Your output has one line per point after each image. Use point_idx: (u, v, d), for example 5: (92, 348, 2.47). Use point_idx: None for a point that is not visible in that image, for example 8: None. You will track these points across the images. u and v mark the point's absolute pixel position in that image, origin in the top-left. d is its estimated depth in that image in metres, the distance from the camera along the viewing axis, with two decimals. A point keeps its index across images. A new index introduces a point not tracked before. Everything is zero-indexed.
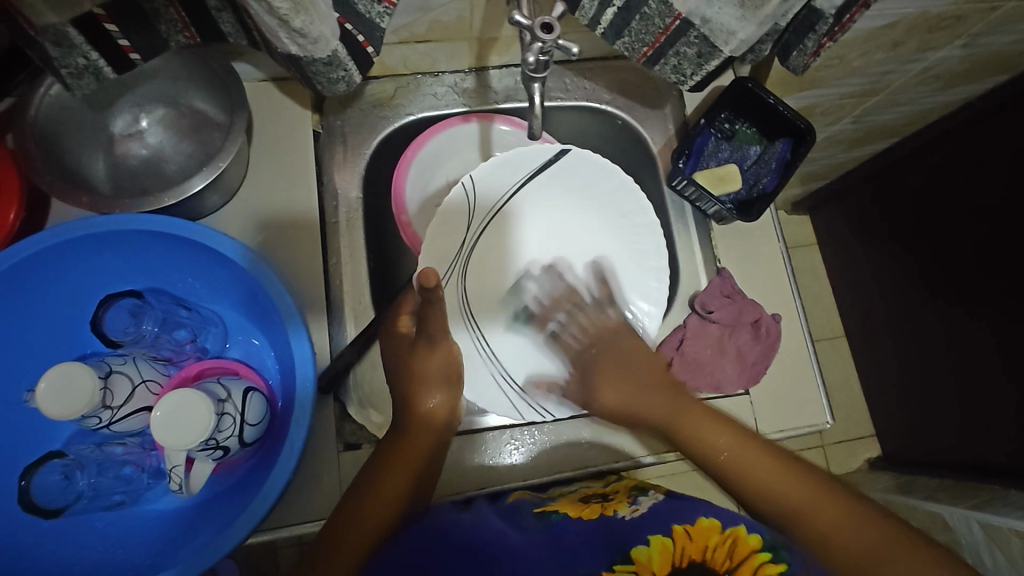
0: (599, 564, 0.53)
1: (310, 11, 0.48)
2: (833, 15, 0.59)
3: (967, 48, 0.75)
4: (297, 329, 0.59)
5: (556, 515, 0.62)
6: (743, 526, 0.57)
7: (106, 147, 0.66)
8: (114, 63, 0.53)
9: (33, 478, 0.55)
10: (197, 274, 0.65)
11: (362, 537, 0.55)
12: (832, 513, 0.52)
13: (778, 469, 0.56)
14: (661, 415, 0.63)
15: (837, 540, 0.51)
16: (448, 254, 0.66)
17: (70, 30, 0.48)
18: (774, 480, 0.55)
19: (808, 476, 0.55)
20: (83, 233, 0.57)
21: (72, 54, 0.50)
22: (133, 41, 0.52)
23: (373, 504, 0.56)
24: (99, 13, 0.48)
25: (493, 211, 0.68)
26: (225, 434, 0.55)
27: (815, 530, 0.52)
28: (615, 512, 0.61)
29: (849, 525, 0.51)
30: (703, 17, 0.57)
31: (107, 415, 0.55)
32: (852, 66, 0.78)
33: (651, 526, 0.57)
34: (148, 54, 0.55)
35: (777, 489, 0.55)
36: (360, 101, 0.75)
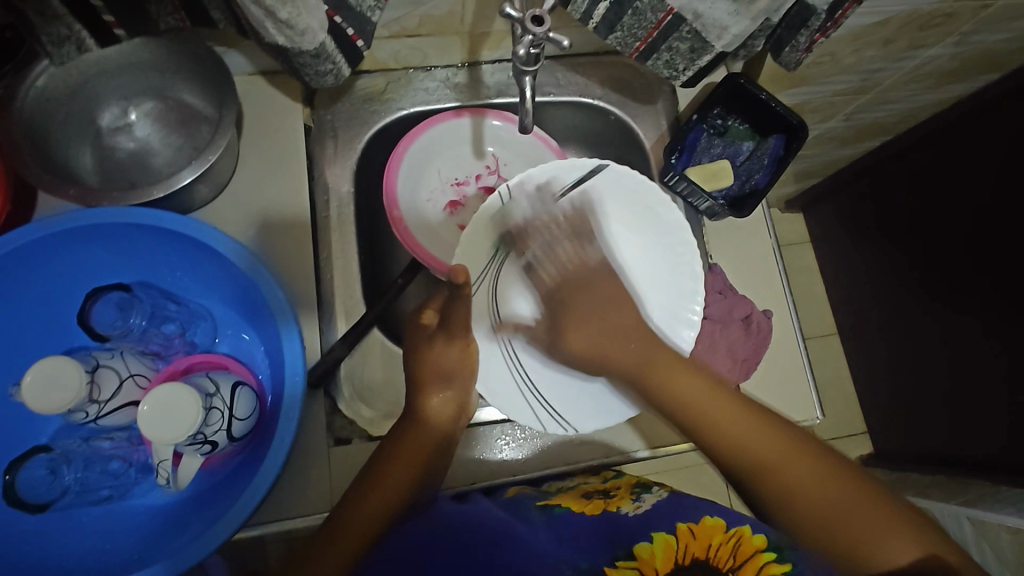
0: (600, 558, 0.53)
1: (296, 2, 0.48)
2: (825, 10, 0.60)
3: (957, 46, 0.76)
4: (289, 329, 0.59)
5: (559, 509, 0.63)
6: (748, 526, 0.56)
7: (93, 140, 0.65)
8: (97, 35, 0.54)
9: (17, 473, 0.56)
10: (185, 268, 0.64)
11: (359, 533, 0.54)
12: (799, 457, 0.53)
13: (747, 416, 0.55)
14: (632, 365, 0.59)
15: (764, 450, 0.53)
16: (479, 264, 0.67)
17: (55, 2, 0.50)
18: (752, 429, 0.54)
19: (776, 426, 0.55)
20: (73, 226, 0.57)
21: (55, 24, 0.52)
22: (122, 19, 0.54)
23: (369, 501, 0.55)
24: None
25: (519, 233, 0.68)
26: (213, 429, 0.55)
27: (783, 478, 0.52)
28: (617, 509, 0.62)
29: (817, 476, 0.52)
30: (694, 12, 0.57)
31: (94, 408, 0.55)
32: (842, 63, 0.78)
33: (656, 524, 0.57)
34: (134, 31, 0.57)
35: (749, 441, 0.54)
36: (350, 95, 0.75)
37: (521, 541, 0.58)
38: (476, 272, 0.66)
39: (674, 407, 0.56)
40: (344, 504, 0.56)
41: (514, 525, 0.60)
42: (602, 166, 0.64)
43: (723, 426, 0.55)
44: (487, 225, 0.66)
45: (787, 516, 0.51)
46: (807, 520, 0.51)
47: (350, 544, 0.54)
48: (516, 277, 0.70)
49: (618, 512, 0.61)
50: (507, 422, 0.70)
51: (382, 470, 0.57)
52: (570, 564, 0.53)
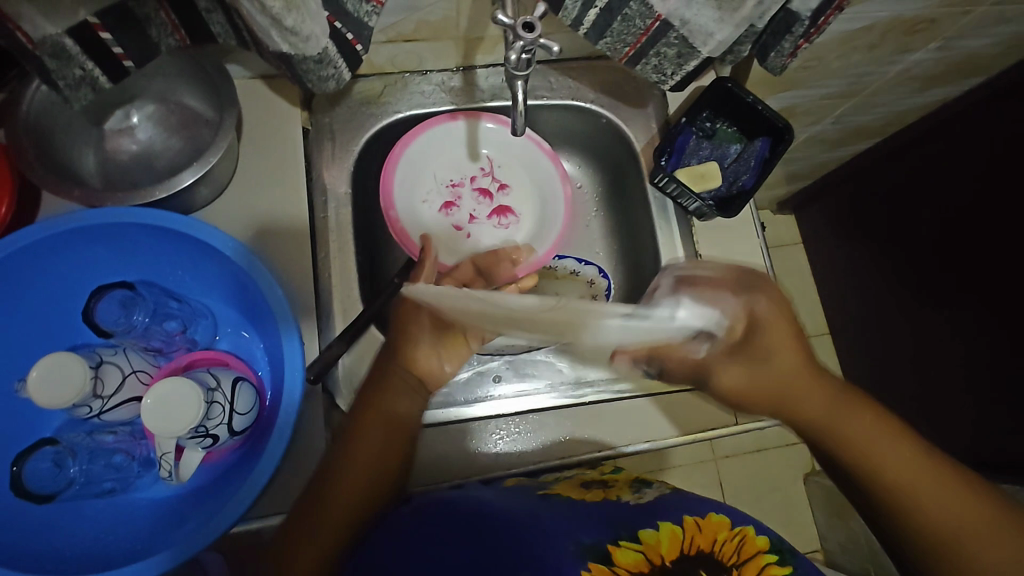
0: (605, 535, 0.55)
1: (301, 9, 0.49)
2: (809, 17, 0.62)
3: (941, 51, 0.80)
4: (288, 328, 0.60)
5: (560, 496, 0.63)
6: (750, 526, 0.59)
7: (97, 142, 0.67)
8: (108, 73, 0.54)
9: (25, 465, 0.57)
10: (187, 267, 0.65)
11: (361, 469, 0.58)
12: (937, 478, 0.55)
13: (874, 428, 0.56)
14: (786, 383, 0.57)
15: (889, 467, 0.55)
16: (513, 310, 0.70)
17: (66, 40, 0.49)
18: (892, 452, 0.56)
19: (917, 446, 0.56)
20: (76, 226, 0.58)
21: (70, 66, 0.51)
22: (127, 49, 0.54)
23: (347, 475, 0.58)
24: (93, 22, 0.50)
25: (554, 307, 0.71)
26: (215, 422, 0.56)
27: (895, 479, 0.55)
28: (619, 497, 0.63)
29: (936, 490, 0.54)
30: (681, 18, 0.59)
31: (98, 403, 0.56)
32: (829, 67, 0.81)
33: (662, 514, 0.58)
34: (140, 61, 0.56)
35: (873, 456, 0.56)
36: (348, 99, 0.77)
37: (524, 522, 0.58)
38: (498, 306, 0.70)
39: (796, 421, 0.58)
40: (329, 472, 0.58)
41: (528, 512, 0.60)
42: None
43: (862, 449, 0.56)
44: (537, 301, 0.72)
45: (903, 526, 0.55)
46: (929, 534, 0.54)
47: (356, 479, 0.58)
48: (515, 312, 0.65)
49: (618, 499, 0.63)
50: (499, 417, 0.72)
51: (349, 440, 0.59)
52: (576, 541, 0.54)
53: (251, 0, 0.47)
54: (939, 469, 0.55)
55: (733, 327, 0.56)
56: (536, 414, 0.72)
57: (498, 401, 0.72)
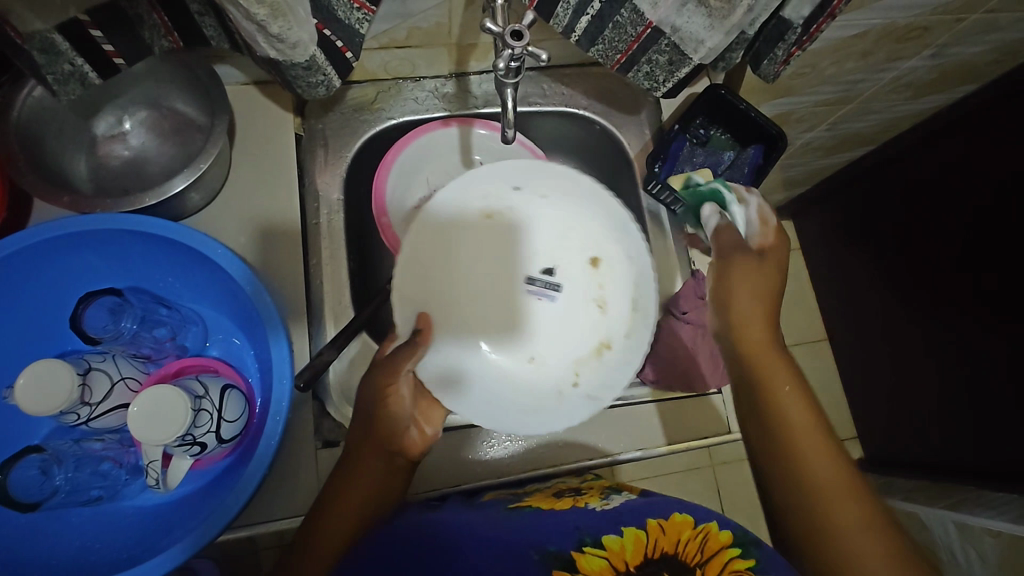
0: (566, 544, 0.53)
1: (288, 17, 0.49)
2: (801, 25, 0.62)
3: (935, 57, 0.81)
4: (277, 335, 0.60)
5: (528, 509, 0.61)
6: (716, 522, 0.58)
7: (89, 148, 0.67)
8: (98, 68, 0.54)
9: (10, 472, 0.55)
10: (177, 273, 0.65)
11: (349, 519, 0.58)
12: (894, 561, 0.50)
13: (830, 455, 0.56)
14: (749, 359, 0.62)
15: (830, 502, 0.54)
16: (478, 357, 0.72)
17: (56, 36, 0.49)
18: (853, 511, 0.53)
19: (885, 527, 0.52)
20: (58, 233, 0.58)
21: (58, 61, 0.51)
22: (118, 47, 0.53)
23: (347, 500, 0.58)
24: (85, 19, 0.49)
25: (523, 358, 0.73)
26: (202, 430, 0.56)
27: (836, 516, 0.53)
28: (586, 504, 0.61)
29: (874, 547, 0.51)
30: (672, 25, 0.59)
31: (85, 411, 0.56)
32: (824, 74, 0.81)
33: (625, 518, 0.57)
34: (132, 59, 0.56)
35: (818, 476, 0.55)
36: (342, 105, 0.77)
37: (485, 537, 0.57)
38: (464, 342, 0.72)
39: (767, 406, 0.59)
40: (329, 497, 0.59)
41: (489, 527, 0.58)
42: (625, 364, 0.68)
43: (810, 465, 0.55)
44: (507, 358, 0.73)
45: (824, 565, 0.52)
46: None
47: (339, 531, 0.57)
48: (481, 294, 0.74)
49: (584, 507, 0.60)
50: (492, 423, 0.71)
51: (354, 461, 0.59)
52: (537, 549, 0.53)
53: (238, 6, 0.48)
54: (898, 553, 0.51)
55: (767, 228, 0.68)
56: None
57: None
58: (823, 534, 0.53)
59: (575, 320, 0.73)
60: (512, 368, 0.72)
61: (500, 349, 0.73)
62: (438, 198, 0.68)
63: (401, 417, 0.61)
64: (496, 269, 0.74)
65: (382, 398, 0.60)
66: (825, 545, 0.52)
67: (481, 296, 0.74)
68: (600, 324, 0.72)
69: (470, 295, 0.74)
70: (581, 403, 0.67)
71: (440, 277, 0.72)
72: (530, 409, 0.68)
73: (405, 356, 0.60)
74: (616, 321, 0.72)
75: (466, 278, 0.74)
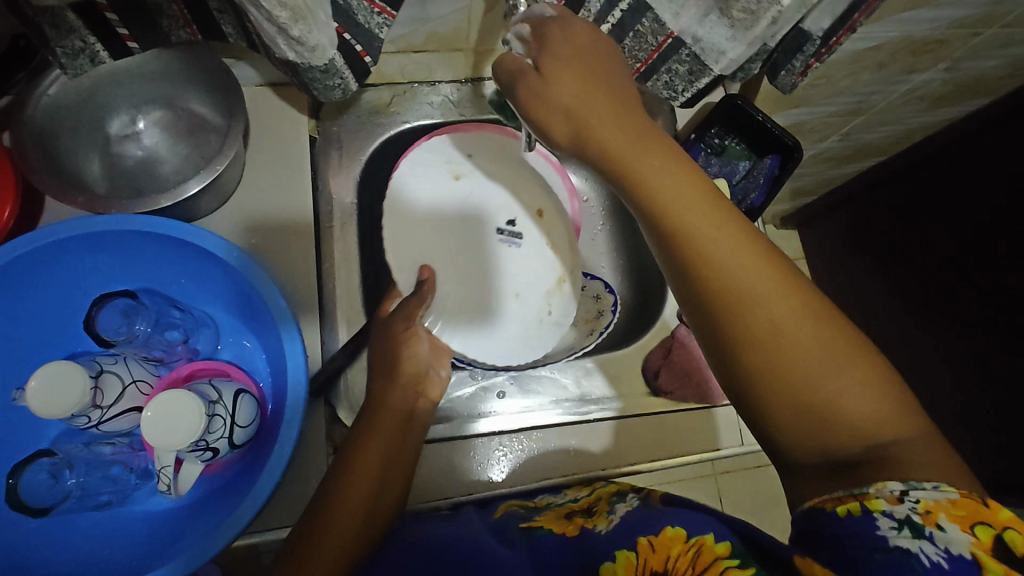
0: None
1: (308, 20, 0.49)
2: (820, 36, 0.62)
3: (950, 71, 0.81)
4: (290, 331, 0.60)
5: (540, 530, 0.59)
6: (711, 534, 0.48)
7: (102, 147, 0.66)
8: (111, 48, 0.53)
9: (21, 476, 0.55)
10: (190, 274, 0.65)
11: (363, 497, 0.53)
12: (845, 351, 0.42)
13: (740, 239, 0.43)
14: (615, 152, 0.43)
15: (758, 304, 0.42)
16: (454, 319, 0.68)
17: (70, 14, 0.48)
18: (785, 307, 0.42)
19: (820, 308, 0.43)
20: (75, 234, 0.57)
21: (70, 36, 0.50)
22: (132, 30, 0.53)
23: (349, 495, 0.53)
24: (100, 2, 0.48)
25: (470, 320, 0.69)
26: (215, 436, 0.55)
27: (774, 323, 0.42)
28: (594, 526, 0.57)
29: (809, 340, 0.42)
30: (694, 36, 0.60)
31: (96, 414, 0.55)
32: (837, 85, 0.81)
33: (622, 541, 0.52)
34: (146, 44, 0.55)
35: (735, 271, 0.42)
36: (356, 108, 0.76)
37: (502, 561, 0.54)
38: (445, 303, 0.68)
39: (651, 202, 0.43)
40: (326, 492, 0.53)
41: (502, 549, 0.56)
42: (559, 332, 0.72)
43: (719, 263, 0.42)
44: (468, 320, 0.69)
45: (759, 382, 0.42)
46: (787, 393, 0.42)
47: (350, 517, 0.52)
48: (440, 255, 0.68)
49: (591, 530, 0.57)
50: (500, 434, 0.70)
51: (355, 450, 0.56)
52: None
53: (259, 8, 0.47)
54: (843, 340, 0.42)
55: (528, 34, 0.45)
56: (540, 431, 0.71)
57: (500, 417, 0.72)
58: (762, 358, 0.42)
59: (496, 292, 0.71)
60: (500, 313, 0.70)
61: (466, 320, 0.69)
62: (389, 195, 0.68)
63: (420, 361, 0.61)
64: (440, 227, 0.69)
65: (396, 352, 0.60)
66: (766, 360, 0.42)
67: (441, 255, 0.68)
68: (534, 290, 0.72)
69: (435, 252, 0.68)
70: (553, 331, 0.72)
71: (418, 237, 0.68)
72: (525, 346, 0.71)
73: (419, 303, 0.62)
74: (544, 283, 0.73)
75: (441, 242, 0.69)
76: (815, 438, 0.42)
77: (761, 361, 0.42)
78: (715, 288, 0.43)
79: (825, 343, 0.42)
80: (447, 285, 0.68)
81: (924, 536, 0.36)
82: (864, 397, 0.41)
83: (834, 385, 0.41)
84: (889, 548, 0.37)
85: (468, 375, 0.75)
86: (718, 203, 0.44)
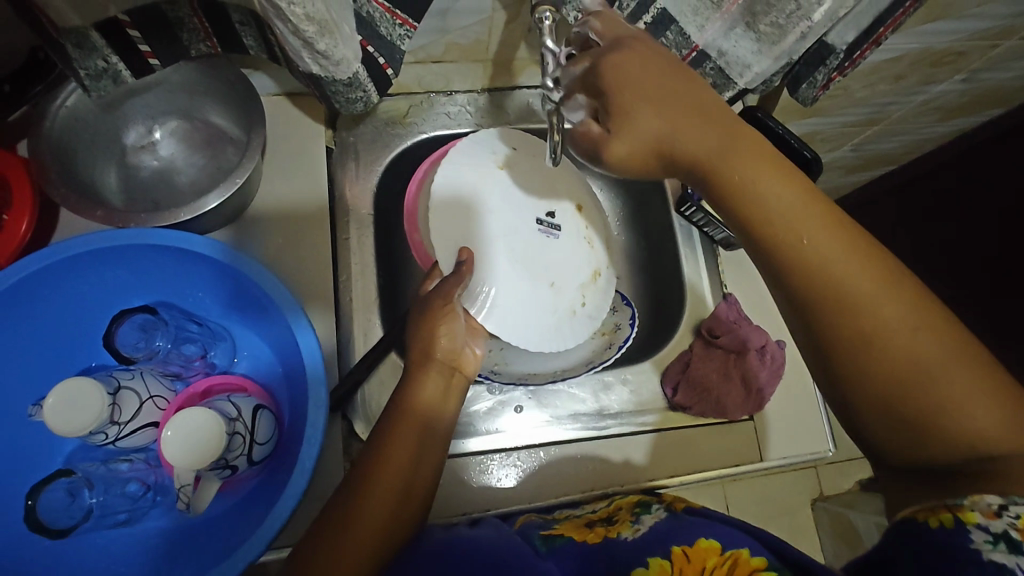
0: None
1: (335, 34, 0.48)
2: (843, 50, 0.61)
3: (967, 82, 0.81)
4: (297, 319, 0.59)
5: (561, 539, 0.58)
6: (746, 548, 0.50)
7: (118, 159, 0.65)
8: (132, 67, 0.52)
9: (39, 497, 0.53)
10: (207, 287, 0.64)
11: (381, 511, 0.51)
12: (960, 358, 0.40)
13: (842, 241, 0.43)
14: (699, 156, 0.46)
15: (860, 301, 0.42)
16: (491, 304, 0.68)
17: (92, 33, 0.47)
18: (890, 307, 0.41)
19: (937, 315, 0.42)
20: (92, 249, 0.56)
21: (93, 57, 0.49)
22: (154, 47, 0.52)
23: (370, 503, 0.51)
24: (123, 19, 0.48)
25: (519, 296, 0.70)
26: (234, 454, 0.55)
27: (873, 326, 0.41)
28: (619, 534, 0.57)
29: (918, 345, 0.41)
30: (719, 49, 0.59)
31: (114, 430, 0.54)
32: (855, 96, 0.80)
33: (653, 548, 0.52)
34: (168, 60, 0.54)
35: (832, 270, 0.43)
36: (373, 118, 0.76)
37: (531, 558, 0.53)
38: (481, 287, 0.68)
39: (746, 201, 0.45)
40: (342, 506, 0.51)
41: (526, 553, 0.54)
42: (603, 313, 0.75)
43: (814, 262, 0.43)
44: (512, 299, 0.69)
45: (856, 379, 0.42)
46: (884, 397, 0.41)
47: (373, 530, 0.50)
48: (489, 238, 0.69)
49: (617, 537, 0.56)
50: (515, 450, 0.70)
51: (375, 458, 0.53)
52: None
53: (285, 22, 0.46)
54: (959, 348, 0.40)
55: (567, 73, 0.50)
56: (558, 446, 0.71)
57: (516, 432, 0.71)
58: (859, 360, 0.42)
59: (544, 271, 0.72)
60: (535, 298, 0.71)
61: (509, 300, 0.69)
62: (437, 178, 0.68)
63: (455, 340, 0.62)
64: (500, 213, 0.70)
65: (431, 339, 0.61)
66: (865, 363, 0.42)
67: (488, 240, 0.69)
68: (584, 266, 0.74)
69: (479, 238, 0.69)
70: (585, 324, 0.73)
71: (463, 227, 0.68)
72: (554, 333, 0.71)
73: (457, 282, 0.64)
74: (597, 259, 0.75)
75: (486, 226, 0.69)
76: (916, 441, 0.41)
77: (861, 359, 0.42)
78: (817, 284, 0.43)
79: (933, 351, 0.40)
80: (483, 270, 0.68)
81: (1022, 553, 0.35)
82: (978, 405, 0.39)
83: (946, 389, 0.40)
84: (983, 561, 0.36)
85: (485, 390, 0.73)
86: (824, 207, 0.44)
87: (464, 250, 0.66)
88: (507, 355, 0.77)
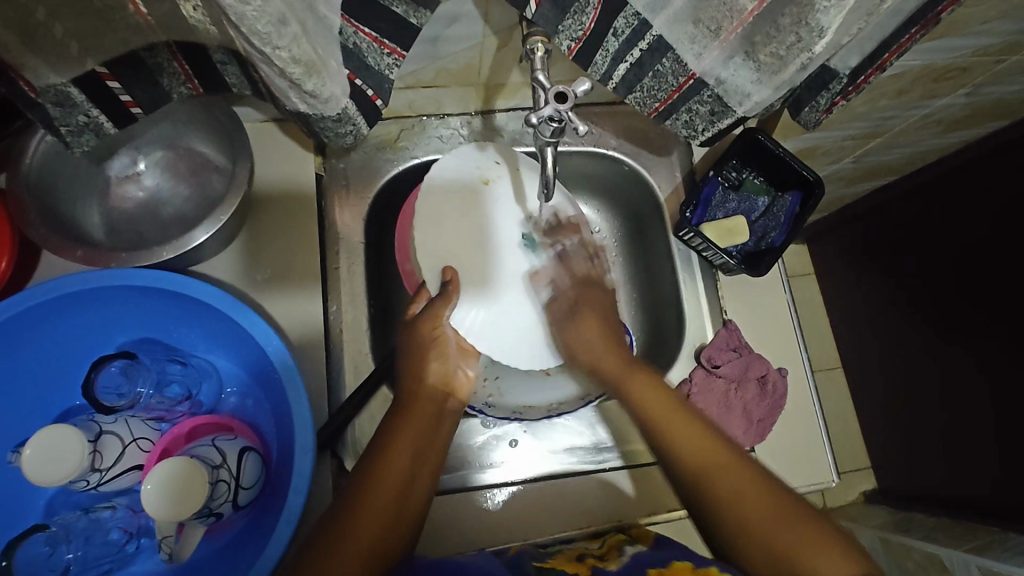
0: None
1: (322, 73, 0.46)
2: (847, 74, 0.60)
3: (971, 95, 0.68)
4: (251, 318, 0.57)
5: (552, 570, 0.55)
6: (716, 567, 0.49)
7: (101, 193, 0.64)
8: (116, 118, 0.51)
9: (15, 553, 0.52)
10: (191, 325, 0.62)
11: (371, 534, 0.50)
12: (799, 516, 0.48)
13: (703, 430, 0.55)
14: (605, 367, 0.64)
15: (717, 475, 0.52)
16: (480, 321, 0.64)
17: (72, 89, 0.47)
18: (738, 478, 0.51)
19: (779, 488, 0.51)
20: (64, 291, 0.55)
21: (73, 113, 0.49)
22: (136, 96, 0.50)
23: (365, 517, 0.50)
24: (102, 71, 0.46)
25: (511, 313, 0.65)
26: (219, 501, 0.53)
27: (732, 490, 0.51)
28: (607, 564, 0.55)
29: (762, 500, 0.50)
30: (716, 77, 0.57)
31: (95, 476, 0.53)
32: (855, 109, 0.69)
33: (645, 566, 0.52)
34: (150, 107, 0.53)
35: (693, 449, 0.54)
36: (365, 143, 0.74)
37: None
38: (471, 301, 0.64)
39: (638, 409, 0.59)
40: (338, 517, 0.50)
41: None
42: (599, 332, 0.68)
43: (683, 446, 0.55)
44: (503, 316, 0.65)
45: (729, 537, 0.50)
46: (749, 548, 0.48)
47: (362, 550, 0.48)
48: (480, 248, 0.64)
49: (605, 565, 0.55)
50: (512, 486, 0.69)
51: (371, 469, 0.53)
52: None
53: (271, 63, 0.45)
54: (797, 506, 0.49)
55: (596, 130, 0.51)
56: (557, 483, 0.69)
57: (510, 467, 0.70)
58: (728, 519, 0.50)
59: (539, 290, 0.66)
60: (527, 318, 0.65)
61: (497, 317, 0.64)
62: (435, 169, 0.65)
63: (447, 364, 0.63)
64: (490, 230, 0.65)
65: (422, 357, 0.62)
66: (731, 522, 0.50)
67: (479, 251, 0.64)
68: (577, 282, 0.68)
69: (469, 251, 0.64)
70: None
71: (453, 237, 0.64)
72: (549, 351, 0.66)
73: (444, 302, 0.61)
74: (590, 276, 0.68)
75: (476, 238, 0.64)
76: None
77: (727, 516, 0.50)
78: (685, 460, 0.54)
79: (774, 506, 0.49)
80: (472, 283, 0.64)
81: None
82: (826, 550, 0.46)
83: (804, 540, 0.47)
84: None
85: (480, 423, 0.71)
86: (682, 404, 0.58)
87: (448, 269, 0.62)
88: (503, 386, 0.77)
